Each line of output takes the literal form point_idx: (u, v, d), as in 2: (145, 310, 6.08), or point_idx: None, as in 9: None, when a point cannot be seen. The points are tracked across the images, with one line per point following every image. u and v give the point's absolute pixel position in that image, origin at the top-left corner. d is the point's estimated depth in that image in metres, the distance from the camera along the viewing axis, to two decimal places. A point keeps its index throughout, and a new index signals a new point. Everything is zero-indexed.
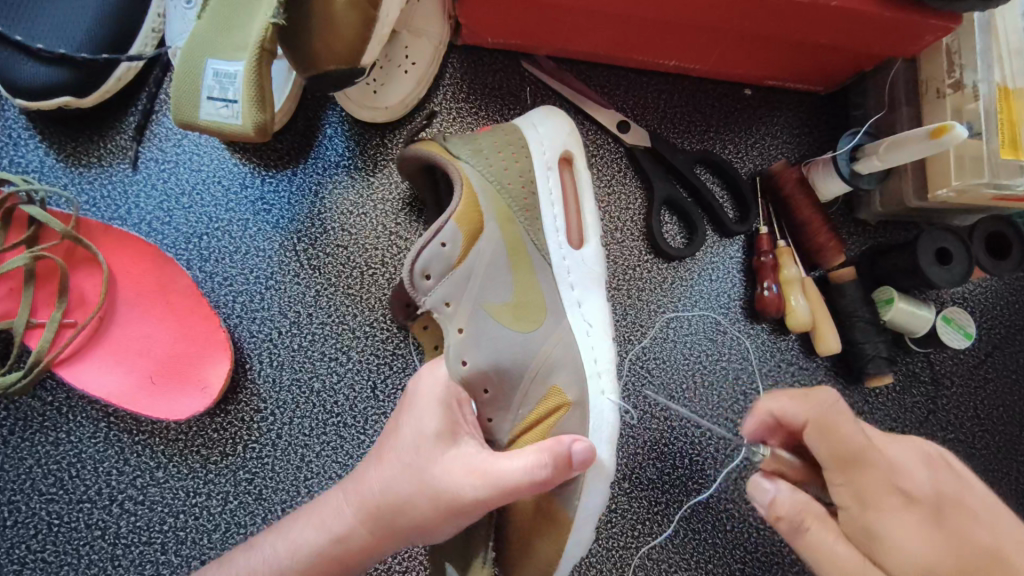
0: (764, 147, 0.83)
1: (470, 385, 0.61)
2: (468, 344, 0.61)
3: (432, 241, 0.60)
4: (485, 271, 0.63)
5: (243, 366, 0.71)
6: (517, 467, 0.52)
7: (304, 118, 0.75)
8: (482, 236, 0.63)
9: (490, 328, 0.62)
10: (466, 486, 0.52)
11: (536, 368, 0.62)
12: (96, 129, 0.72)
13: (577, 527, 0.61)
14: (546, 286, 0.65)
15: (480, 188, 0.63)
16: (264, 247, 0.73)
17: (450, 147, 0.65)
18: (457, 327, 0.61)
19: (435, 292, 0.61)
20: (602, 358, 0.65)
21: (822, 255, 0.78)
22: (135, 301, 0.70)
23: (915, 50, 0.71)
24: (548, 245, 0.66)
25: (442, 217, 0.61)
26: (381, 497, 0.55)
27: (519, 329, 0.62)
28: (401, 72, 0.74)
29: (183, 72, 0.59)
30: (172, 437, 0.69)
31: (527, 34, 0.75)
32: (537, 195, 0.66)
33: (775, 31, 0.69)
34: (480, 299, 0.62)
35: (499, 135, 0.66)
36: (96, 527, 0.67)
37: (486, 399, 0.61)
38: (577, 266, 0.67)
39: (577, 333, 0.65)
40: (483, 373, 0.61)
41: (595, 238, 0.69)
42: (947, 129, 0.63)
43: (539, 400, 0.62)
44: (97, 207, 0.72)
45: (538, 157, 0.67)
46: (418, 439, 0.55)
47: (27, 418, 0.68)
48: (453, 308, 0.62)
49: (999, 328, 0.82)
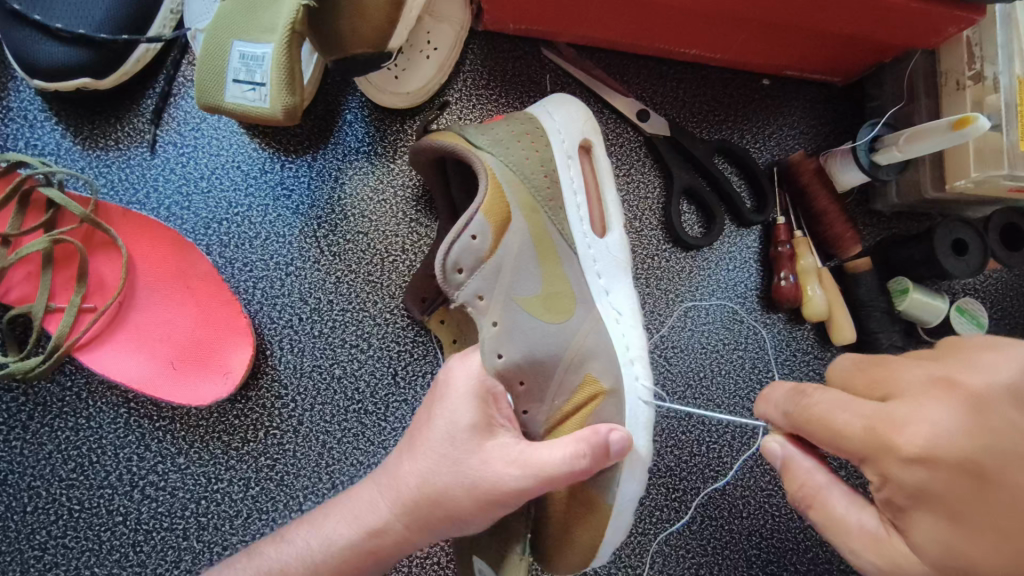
0: (781, 138, 0.83)
1: (507, 378, 0.60)
2: (503, 338, 0.60)
3: (461, 235, 0.59)
4: (514, 263, 0.62)
5: (264, 352, 0.70)
6: (553, 454, 0.53)
7: (323, 102, 0.74)
8: (509, 227, 0.62)
9: (524, 321, 0.62)
10: (508, 478, 0.53)
11: (570, 358, 0.62)
12: (113, 111, 0.71)
13: (615, 516, 0.62)
14: (573, 276, 0.65)
15: (504, 179, 0.62)
16: (285, 234, 0.72)
17: (469, 138, 0.64)
18: (491, 321, 0.61)
19: (468, 286, 0.61)
20: (633, 344, 0.65)
21: (839, 245, 0.78)
22: (155, 286, 0.70)
23: (937, 42, 0.71)
24: (574, 235, 0.66)
25: (467, 212, 0.60)
26: (416, 488, 0.55)
27: (550, 320, 0.62)
28: (423, 58, 0.74)
29: (209, 53, 0.58)
30: (193, 423, 0.69)
31: (549, 21, 0.74)
32: (559, 182, 0.66)
33: (799, 21, 0.69)
34: (512, 291, 0.62)
35: (514, 124, 0.66)
36: (117, 513, 0.67)
37: (523, 391, 0.61)
38: (603, 254, 0.67)
39: (606, 322, 0.65)
40: (517, 365, 0.60)
41: (617, 225, 0.69)
42: (969, 121, 0.64)
43: (575, 389, 0.62)
44: (115, 190, 0.71)
45: (557, 147, 0.67)
46: (453, 431, 0.55)
47: (46, 403, 0.67)
48: (486, 302, 0.61)
49: (1009, 319, 0.83)
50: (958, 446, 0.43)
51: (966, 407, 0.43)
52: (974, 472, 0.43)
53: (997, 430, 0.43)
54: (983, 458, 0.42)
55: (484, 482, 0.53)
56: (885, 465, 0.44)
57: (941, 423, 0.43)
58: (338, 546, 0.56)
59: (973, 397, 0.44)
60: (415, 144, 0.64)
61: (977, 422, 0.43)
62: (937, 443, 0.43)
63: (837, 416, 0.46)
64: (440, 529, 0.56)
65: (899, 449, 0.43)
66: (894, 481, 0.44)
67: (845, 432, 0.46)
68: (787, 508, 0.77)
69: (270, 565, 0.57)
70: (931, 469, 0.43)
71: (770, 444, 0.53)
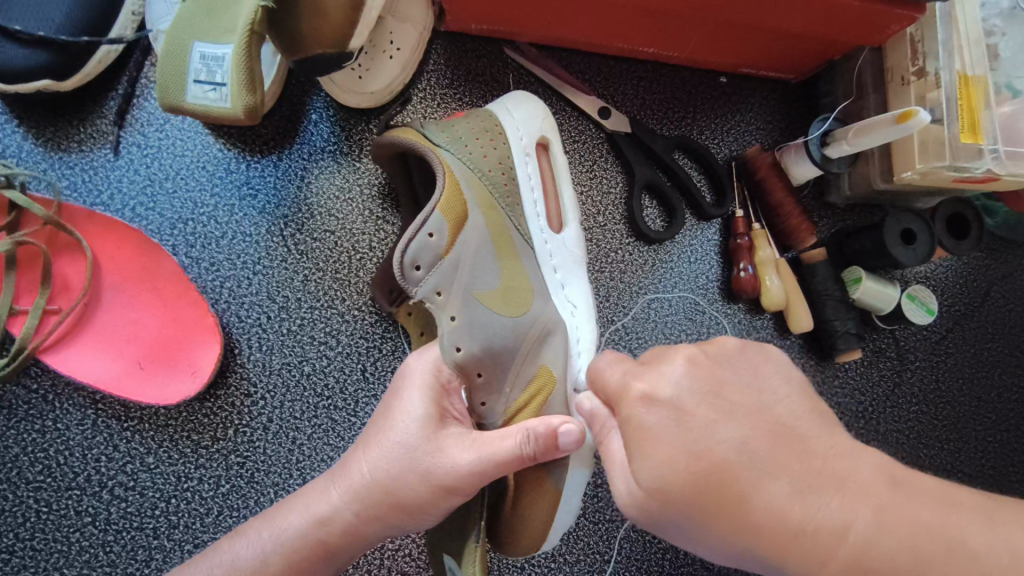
0: (739, 133, 0.86)
1: (464, 370, 0.62)
2: (461, 332, 0.62)
3: (419, 233, 0.60)
4: (472, 259, 0.63)
5: (232, 351, 0.71)
6: (505, 445, 0.55)
7: (287, 103, 0.75)
8: (467, 223, 0.63)
9: (483, 315, 0.63)
10: (463, 462, 0.55)
11: (526, 351, 0.64)
12: (76, 113, 0.71)
13: (564, 498, 0.64)
14: (531, 270, 0.67)
15: (461, 176, 0.64)
16: (251, 233, 0.73)
17: (427, 134, 0.65)
18: (449, 316, 0.62)
19: (426, 283, 0.62)
20: (583, 338, 0.68)
21: (794, 236, 0.81)
22: (121, 287, 0.70)
23: (882, 39, 0.74)
24: (530, 231, 0.68)
25: (425, 208, 0.61)
26: (370, 479, 0.56)
27: (507, 314, 0.64)
28: (386, 58, 0.75)
29: (170, 55, 0.59)
30: (162, 422, 0.69)
31: (511, 21, 0.76)
32: (516, 180, 0.68)
33: (751, 19, 0.72)
34: (470, 286, 0.63)
35: (474, 122, 0.68)
36: (86, 514, 0.67)
37: (480, 383, 0.63)
38: (559, 249, 0.70)
39: (561, 312, 0.68)
40: (475, 358, 0.62)
41: (574, 219, 0.71)
42: (911, 114, 0.67)
43: (529, 381, 0.64)
44: (80, 192, 0.71)
45: (515, 143, 0.69)
46: (408, 423, 0.57)
47: (11, 406, 0.67)
48: (444, 298, 0.62)
49: (958, 305, 0.86)
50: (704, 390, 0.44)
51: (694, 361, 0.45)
52: (694, 416, 0.43)
53: (721, 380, 0.45)
54: (700, 401, 0.43)
55: (446, 473, 0.55)
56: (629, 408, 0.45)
57: (673, 378, 0.44)
58: (303, 536, 0.56)
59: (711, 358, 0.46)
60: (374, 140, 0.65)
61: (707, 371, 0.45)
62: (659, 386, 0.44)
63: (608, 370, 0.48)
64: (402, 516, 0.56)
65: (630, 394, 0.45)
66: (634, 419, 0.44)
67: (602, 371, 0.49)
68: None
69: (224, 559, 0.57)
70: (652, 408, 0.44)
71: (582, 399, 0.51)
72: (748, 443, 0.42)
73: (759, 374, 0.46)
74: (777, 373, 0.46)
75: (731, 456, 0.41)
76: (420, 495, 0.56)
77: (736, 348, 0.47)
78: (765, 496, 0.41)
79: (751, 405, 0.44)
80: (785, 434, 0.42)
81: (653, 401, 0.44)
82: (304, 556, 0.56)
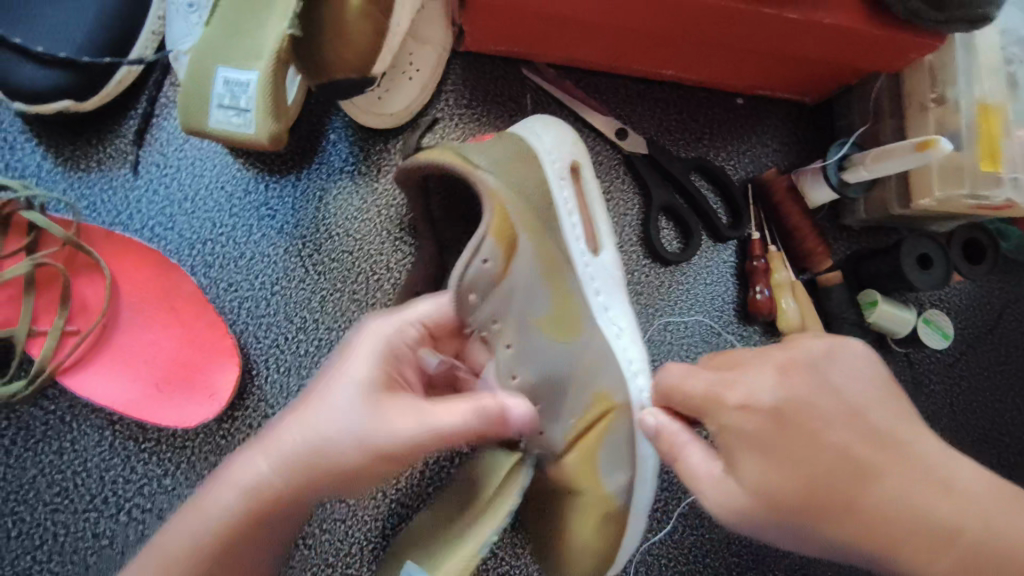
0: (755, 155, 0.86)
1: (524, 398, 0.63)
2: (518, 359, 0.63)
3: (474, 260, 0.61)
4: (524, 285, 0.64)
5: (249, 372, 0.71)
6: (452, 421, 0.53)
7: (306, 123, 0.75)
8: (517, 250, 0.64)
9: (538, 341, 0.64)
10: (405, 433, 0.52)
11: (581, 376, 0.65)
12: (95, 132, 0.71)
13: (631, 522, 0.65)
14: (577, 292, 0.67)
15: (508, 201, 0.63)
16: (269, 253, 0.73)
17: (465, 155, 0.64)
18: (506, 343, 0.64)
19: (481, 310, 0.63)
20: (636, 358, 0.67)
21: (810, 259, 0.81)
22: (139, 307, 0.70)
23: (901, 66, 0.74)
24: (572, 254, 0.68)
25: (477, 236, 0.61)
26: (298, 446, 0.51)
27: (560, 339, 0.65)
28: (406, 79, 0.75)
29: (192, 79, 0.59)
30: (179, 444, 0.68)
31: (530, 43, 0.76)
32: (554, 201, 0.68)
33: (772, 46, 0.72)
34: (523, 312, 0.64)
35: (509, 145, 0.67)
36: (103, 536, 0.66)
37: (538, 413, 0.63)
38: (599, 271, 0.69)
39: (609, 336, 0.67)
40: (534, 385, 0.63)
41: (609, 242, 0.71)
42: (932, 143, 0.67)
43: (587, 407, 0.64)
44: (98, 212, 0.71)
45: (550, 166, 0.68)
46: (349, 391, 0.53)
47: (29, 427, 0.67)
48: (500, 326, 0.64)
49: (971, 328, 0.86)
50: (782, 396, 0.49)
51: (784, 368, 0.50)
52: (793, 422, 0.48)
53: (811, 391, 0.48)
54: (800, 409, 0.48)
55: (385, 442, 0.52)
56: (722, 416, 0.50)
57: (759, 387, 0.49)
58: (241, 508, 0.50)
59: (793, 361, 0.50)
60: (411, 162, 0.63)
61: (793, 379, 0.49)
62: (753, 396, 0.49)
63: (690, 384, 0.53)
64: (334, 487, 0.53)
65: (725, 403, 0.50)
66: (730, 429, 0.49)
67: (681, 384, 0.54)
68: None
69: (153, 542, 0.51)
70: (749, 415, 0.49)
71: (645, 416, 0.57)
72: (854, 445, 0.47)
73: (848, 376, 0.49)
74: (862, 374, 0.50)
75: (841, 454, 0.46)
76: (347, 467, 0.52)
77: (822, 351, 0.50)
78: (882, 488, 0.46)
79: (845, 409, 0.48)
80: (878, 435, 0.47)
81: (748, 408, 0.49)
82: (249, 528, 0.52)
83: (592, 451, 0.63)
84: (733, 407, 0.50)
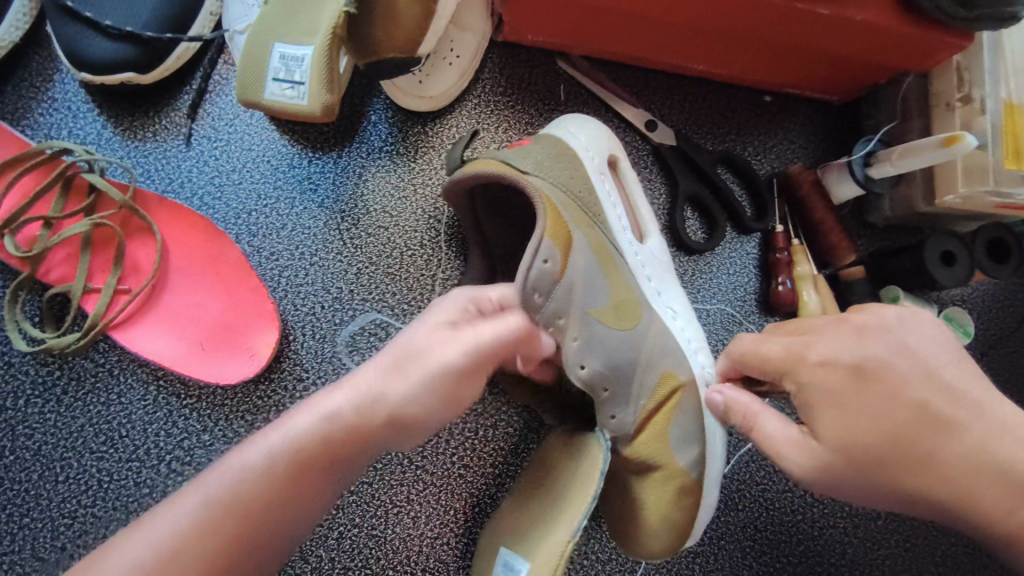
0: (782, 151, 0.88)
1: (591, 386, 0.66)
2: (584, 350, 0.65)
3: (534, 262, 0.63)
4: (583, 279, 0.66)
5: (287, 338, 0.74)
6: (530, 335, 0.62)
7: (349, 103, 0.79)
8: (572, 247, 0.66)
9: (601, 331, 0.66)
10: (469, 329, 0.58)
11: (646, 360, 0.67)
12: (152, 105, 0.76)
13: (706, 496, 0.67)
14: (632, 280, 0.69)
15: (557, 200, 0.66)
16: (310, 226, 0.76)
17: (508, 162, 0.66)
18: (571, 337, 0.65)
19: (547, 310, 0.65)
20: (694, 338, 0.69)
21: (833, 253, 0.83)
22: (186, 272, 0.74)
23: (930, 65, 0.76)
24: (622, 244, 0.70)
25: (534, 240, 0.63)
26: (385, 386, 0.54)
27: (622, 328, 0.67)
28: (447, 64, 0.79)
29: (250, 53, 0.63)
30: (218, 401, 0.72)
31: (566, 34, 0.79)
32: (597, 191, 0.70)
33: (802, 42, 0.74)
34: (585, 306, 0.66)
35: (550, 149, 0.69)
36: (144, 485, 0.70)
37: (606, 397, 0.66)
38: (648, 258, 0.72)
39: (666, 321, 0.69)
40: (602, 374, 0.66)
41: (654, 229, 0.74)
42: (957, 139, 0.68)
43: (655, 387, 0.67)
44: (153, 179, 0.75)
45: (590, 164, 0.71)
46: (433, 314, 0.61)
47: (80, 378, 0.71)
48: (564, 322, 0.66)
49: (994, 329, 0.87)
50: (852, 363, 0.53)
51: (861, 330, 0.54)
52: (873, 377, 0.52)
53: (881, 356, 0.53)
54: (876, 367, 0.52)
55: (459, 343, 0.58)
56: (801, 374, 0.55)
57: (836, 347, 0.54)
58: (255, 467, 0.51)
59: (863, 324, 0.54)
60: (458, 174, 0.66)
61: (866, 338, 0.54)
62: (832, 355, 0.54)
63: (769, 349, 0.58)
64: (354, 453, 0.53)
65: (807, 360, 0.55)
66: (805, 386, 0.55)
67: (762, 350, 0.59)
68: (781, 503, 0.79)
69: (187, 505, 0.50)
70: (828, 368, 0.54)
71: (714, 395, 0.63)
72: (933, 404, 0.52)
73: (923, 340, 0.53)
74: (931, 342, 0.53)
75: (921, 410, 0.51)
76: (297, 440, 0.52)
77: (895, 318, 0.54)
78: (968, 441, 0.51)
79: (922, 370, 0.52)
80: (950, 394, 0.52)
81: (831, 364, 0.54)
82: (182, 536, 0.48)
83: (664, 430, 0.66)
84: (815, 364, 0.55)
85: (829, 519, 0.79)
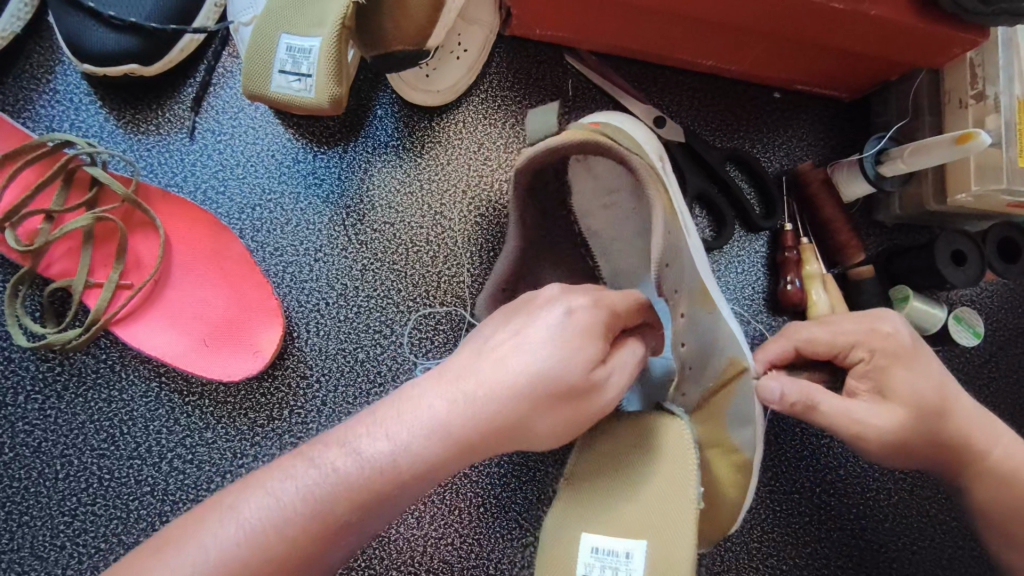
0: (791, 148, 0.87)
1: (682, 359, 0.66)
2: (687, 329, 0.65)
3: (664, 234, 0.59)
4: (694, 260, 0.62)
5: (290, 334, 0.73)
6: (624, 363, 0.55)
7: (354, 98, 0.78)
8: (682, 226, 0.62)
9: (704, 316, 0.63)
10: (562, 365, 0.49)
11: (725, 347, 0.64)
12: (155, 98, 0.75)
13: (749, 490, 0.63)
14: (710, 267, 0.67)
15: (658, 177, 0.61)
16: (314, 221, 0.75)
17: (604, 131, 0.62)
18: (680, 313, 0.64)
19: (670, 282, 0.61)
20: (743, 331, 0.66)
21: (842, 253, 0.81)
22: (190, 267, 0.73)
23: (942, 61, 0.75)
24: (691, 229, 0.67)
25: (658, 214, 0.59)
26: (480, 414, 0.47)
27: (712, 313, 0.64)
28: (453, 58, 0.78)
29: (254, 45, 0.62)
30: (221, 399, 0.71)
31: (575, 29, 0.78)
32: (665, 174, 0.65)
33: (813, 37, 0.73)
34: (694, 288, 0.63)
35: (617, 129, 0.63)
36: (145, 483, 0.69)
37: (689, 371, 0.67)
38: (699, 249, 0.67)
39: (730, 311, 0.66)
40: (694, 351, 0.66)
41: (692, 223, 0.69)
42: (971, 136, 0.68)
43: (721, 372, 0.64)
44: (155, 173, 0.74)
45: (652, 148, 0.67)
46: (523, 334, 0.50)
47: (80, 374, 0.70)
48: (678, 296, 0.63)
49: (1002, 330, 0.86)
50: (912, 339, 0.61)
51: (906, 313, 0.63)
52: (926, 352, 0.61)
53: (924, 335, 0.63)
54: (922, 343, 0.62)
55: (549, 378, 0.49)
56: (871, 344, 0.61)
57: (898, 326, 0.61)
58: (347, 478, 0.46)
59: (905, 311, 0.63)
60: (562, 140, 0.60)
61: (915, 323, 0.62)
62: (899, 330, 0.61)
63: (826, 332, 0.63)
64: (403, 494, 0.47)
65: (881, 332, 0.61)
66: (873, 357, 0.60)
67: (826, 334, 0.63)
68: (789, 504, 0.78)
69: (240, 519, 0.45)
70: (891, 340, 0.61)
71: (767, 385, 0.59)
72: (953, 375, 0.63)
73: None
74: None
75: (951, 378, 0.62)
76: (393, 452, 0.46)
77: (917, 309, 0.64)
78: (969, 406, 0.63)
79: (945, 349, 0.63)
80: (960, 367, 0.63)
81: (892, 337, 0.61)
82: (264, 538, 0.44)
83: (721, 410, 0.64)
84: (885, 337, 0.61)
85: (837, 520, 0.78)
